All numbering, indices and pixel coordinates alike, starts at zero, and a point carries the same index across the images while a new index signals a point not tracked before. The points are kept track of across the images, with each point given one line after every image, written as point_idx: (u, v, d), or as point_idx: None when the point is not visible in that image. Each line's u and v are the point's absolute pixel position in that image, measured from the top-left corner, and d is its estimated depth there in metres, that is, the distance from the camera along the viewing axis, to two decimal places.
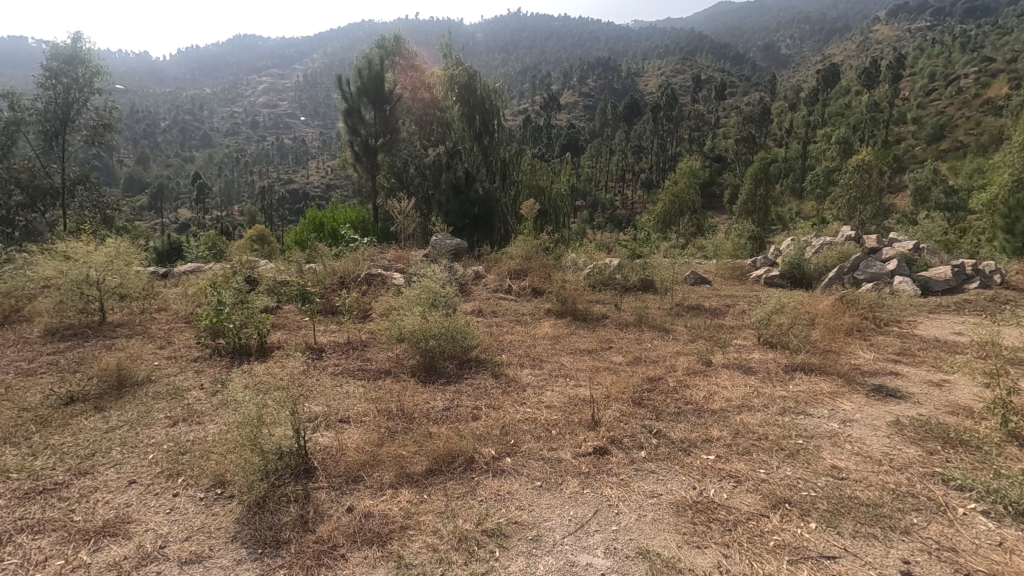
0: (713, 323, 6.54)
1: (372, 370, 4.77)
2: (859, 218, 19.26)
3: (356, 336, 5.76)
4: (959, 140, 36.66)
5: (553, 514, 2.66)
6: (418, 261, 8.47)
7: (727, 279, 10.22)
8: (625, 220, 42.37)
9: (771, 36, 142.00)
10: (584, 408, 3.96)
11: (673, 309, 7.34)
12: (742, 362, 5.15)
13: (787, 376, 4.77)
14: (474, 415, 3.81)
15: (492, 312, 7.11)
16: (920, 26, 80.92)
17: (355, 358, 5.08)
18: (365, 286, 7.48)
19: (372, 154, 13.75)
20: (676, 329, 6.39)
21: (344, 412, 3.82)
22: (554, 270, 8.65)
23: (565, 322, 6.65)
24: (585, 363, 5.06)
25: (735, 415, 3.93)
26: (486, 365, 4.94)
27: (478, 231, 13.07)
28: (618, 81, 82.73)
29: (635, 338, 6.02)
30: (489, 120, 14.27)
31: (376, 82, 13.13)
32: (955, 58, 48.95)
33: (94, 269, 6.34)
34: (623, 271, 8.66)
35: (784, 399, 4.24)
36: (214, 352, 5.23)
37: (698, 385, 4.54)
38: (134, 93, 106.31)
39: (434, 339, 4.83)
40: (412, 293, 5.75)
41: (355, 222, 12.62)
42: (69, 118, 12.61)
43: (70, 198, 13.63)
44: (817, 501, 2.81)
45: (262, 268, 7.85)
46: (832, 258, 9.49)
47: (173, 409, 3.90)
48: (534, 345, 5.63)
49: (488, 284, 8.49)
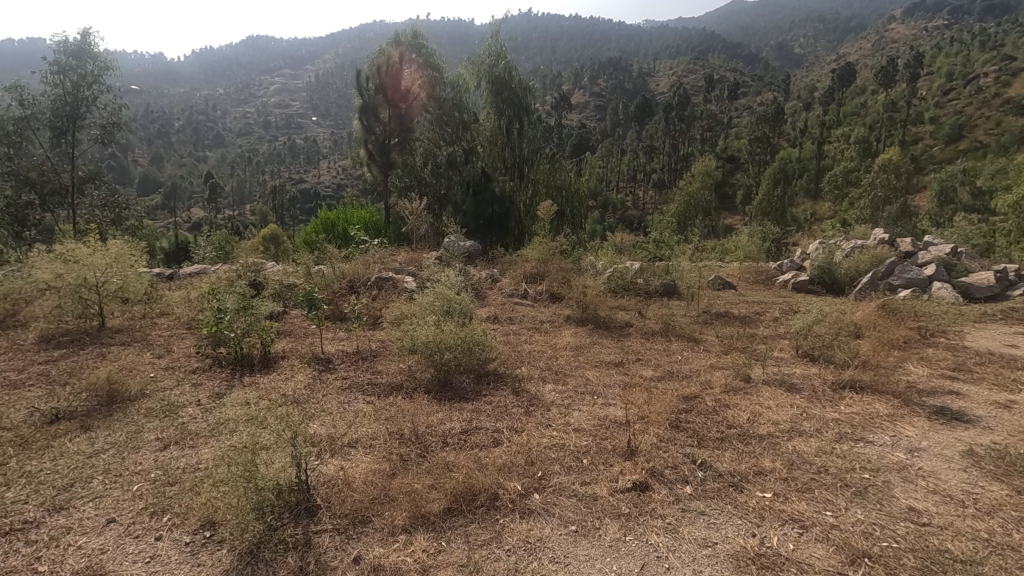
0: (746, 333, 6.13)
1: (383, 385, 4.42)
2: (882, 220, 18.65)
3: (365, 346, 5.40)
4: (979, 141, 35.79)
5: (593, 570, 2.28)
6: (431, 264, 8.12)
7: (753, 284, 9.78)
8: (637, 221, 41.93)
9: (783, 36, 140.49)
10: (617, 433, 3.57)
11: (700, 317, 6.92)
12: (784, 378, 4.73)
13: (835, 395, 4.33)
14: (496, 441, 3.43)
15: (509, 318, 6.73)
16: (936, 25, 79.47)
17: (365, 371, 4.73)
18: (376, 291, 7.14)
19: (386, 152, 13.48)
20: (706, 339, 5.99)
21: (352, 435, 3.46)
22: (572, 273, 8.27)
23: (586, 330, 6.26)
24: (612, 379, 4.67)
25: (786, 441, 3.52)
26: (506, 380, 4.57)
27: (493, 233, 12.69)
28: (629, 80, 82.22)
29: (663, 349, 5.61)
30: (520, 114, 14.13)
31: (394, 80, 12.93)
32: (974, 56, 47.87)
33: (91, 272, 6.01)
34: (644, 275, 8.28)
35: (838, 423, 3.81)
36: (214, 362, 4.90)
37: (740, 405, 4.12)
38: (149, 95, 107.86)
39: (449, 351, 4.46)
40: (425, 300, 5.39)
41: (366, 223, 12.31)
42: (77, 116, 12.41)
43: (80, 197, 13.47)
44: (901, 556, 2.41)
45: (269, 271, 7.55)
46: (865, 262, 9.01)
47: (166, 429, 3.56)
48: (555, 357, 5.25)
49: (503, 288, 8.12)
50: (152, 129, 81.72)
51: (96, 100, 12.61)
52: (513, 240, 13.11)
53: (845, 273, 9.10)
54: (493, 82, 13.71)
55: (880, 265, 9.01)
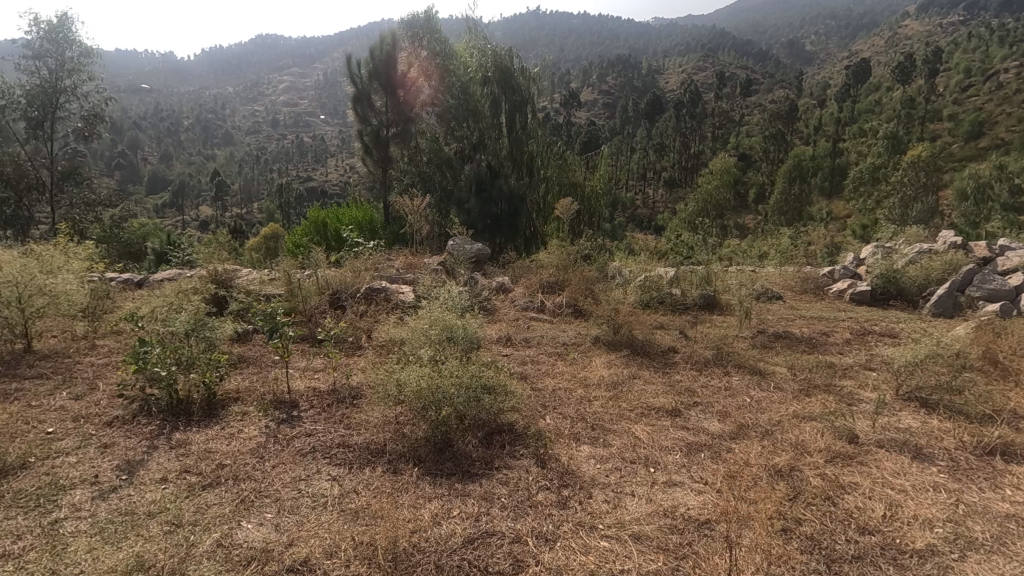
0: (822, 362, 4.94)
1: (361, 448, 3.25)
2: (914, 220, 17.32)
3: (344, 382, 4.26)
4: (1000, 138, 34.18)
5: None
6: (431, 273, 6.99)
7: (800, 293, 8.52)
8: (647, 221, 40.89)
9: (794, 32, 138.39)
10: (700, 548, 2.38)
11: (756, 340, 5.73)
12: (901, 437, 3.49)
13: (986, 470, 3.10)
14: (517, 564, 2.26)
15: (525, 339, 5.57)
16: (950, 20, 77.15)
17: (339, 425, 3.56)
18: (363, 302, 5.96)
19: (382, 144, 12.66)
20: (775, 371, 4.80)
21: (290, 559, 2.27)
22: (596, 282, 7.07)
23: (622, 358, 5.08)
24: (671, 438, 3.48)
25: (958, 564, 2.32)
26: (528, 438, 3.38)
27: (502, 233, 11.70)
28: (640, 77, 81.06)
29: (724, 387, 4.44)
30: (519, 105, 12.55)
31: (390, 64, 12.21)
32: (993, 52, 46.08)
33: (10, 285, 4.83)
34: (680, 285, 7.09)
35: (1018, 523, 2.60)
36: (139, 410, 3.69)
37: (864, 486, 2.90)
38: (162, 96, 109.51)
39: (447, 404, 3.25)
40: (420, 322, 4.21)
41: (363, 222, 11.18)
42: (55, 105, 11.71)
43: (60, 193, 12.59)
44: None
45: (244, 280, 6.43)
46: (937, 270, 7.78)
47: (20, 539, 2.38)
48: (589, 400, 4.06)
49: (514, 300, 6.95)
50: (161, 128, 81.56)
51: (76, 88, 11.95)
52: (523, 242, 11.97)
53: (913, 281, 7.85)
54: (492, 70, 12.35)
55: (956, 272, 7.77)
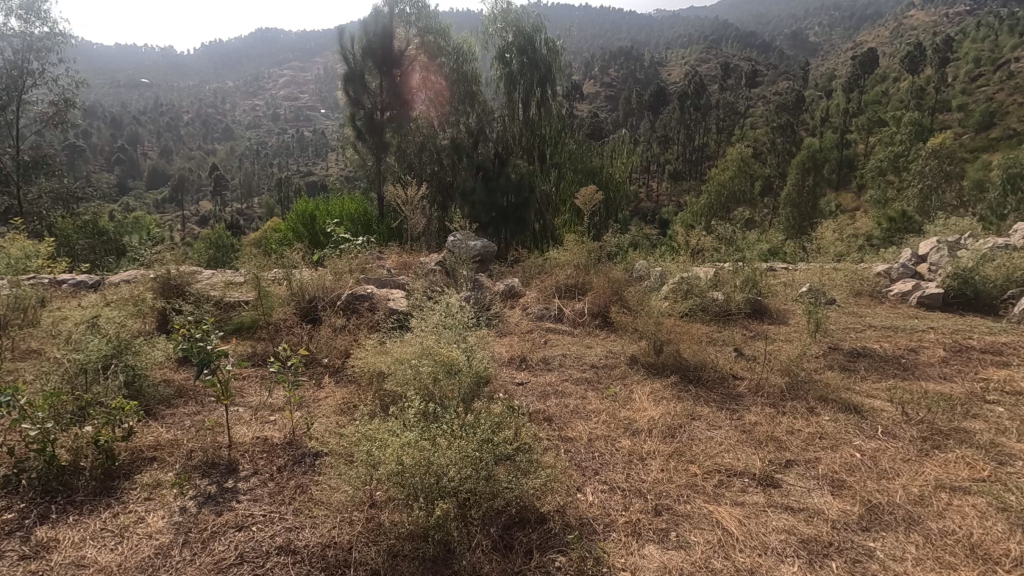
0: (933, 393, 3.81)
1: (309, 560, 2.12)
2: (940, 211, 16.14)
3: (304, 434, 3.11)
4: (1013, 128, 32.88)
5: None
6: (427, 276, 5.85)
7: (856, 295, 7.33)
8: (653, 215, 39.68)
9: (797, 24, 136.29)
10: None
11: (831, 359, 4.58)
12: None
13: None
14: None
15: (544, 360, 4.44)
16: (956, 10, 75.03)
17: (285, 512, 2.42)
18: (342, 312, 4.83)
19: (377, 130, 10.85)
20: (875, 407, 3.67)
21: None
22: (623, 283, 5.91)
23: (671, 389, 3.94)
24: (777, 531, 2.35)
25: None
26: (564, 539, 2.24)
27: (509, 228, 10.48)
28: (643, 69, 79.48)
29: (818, 432, 3.32)
30: (539, 82, 11.97)
31: (387, 38, 10.40)
32: (1004, 40, 44.55)
33: None
34: (723, 289, 5.95)
35: None
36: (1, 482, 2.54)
37: None
38: (161, 90, 108.64)
39: (444, 492, 2.13)
40: (411, 351, 3.09)
41: (354, 216, 10.03)
42: (20, 89, 10.59)
43: (27, 185, 11.47)
44: None
45: (200, 282, 5.27)
46: (1020, 269, 6.64)
47: None
48: (641, 460, 2.92)
49: (527, 308, 5.80)
50: (160, 123, 80.50)
51: (44, 71, 10.82)
52: (532, 236, 10.87)
53: (991, 282, 6.67)
54: (513, 41, 11.72)
55: None
